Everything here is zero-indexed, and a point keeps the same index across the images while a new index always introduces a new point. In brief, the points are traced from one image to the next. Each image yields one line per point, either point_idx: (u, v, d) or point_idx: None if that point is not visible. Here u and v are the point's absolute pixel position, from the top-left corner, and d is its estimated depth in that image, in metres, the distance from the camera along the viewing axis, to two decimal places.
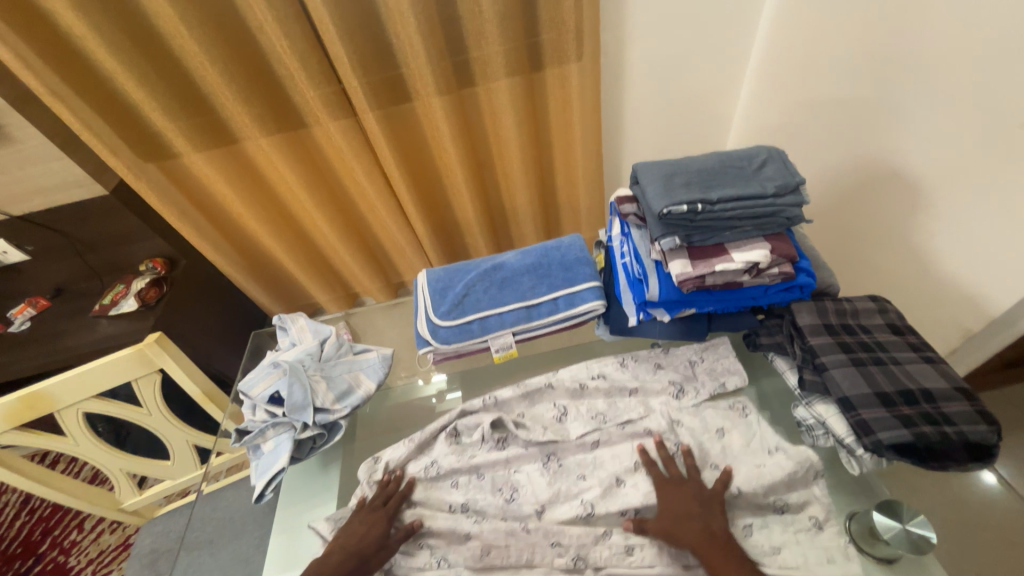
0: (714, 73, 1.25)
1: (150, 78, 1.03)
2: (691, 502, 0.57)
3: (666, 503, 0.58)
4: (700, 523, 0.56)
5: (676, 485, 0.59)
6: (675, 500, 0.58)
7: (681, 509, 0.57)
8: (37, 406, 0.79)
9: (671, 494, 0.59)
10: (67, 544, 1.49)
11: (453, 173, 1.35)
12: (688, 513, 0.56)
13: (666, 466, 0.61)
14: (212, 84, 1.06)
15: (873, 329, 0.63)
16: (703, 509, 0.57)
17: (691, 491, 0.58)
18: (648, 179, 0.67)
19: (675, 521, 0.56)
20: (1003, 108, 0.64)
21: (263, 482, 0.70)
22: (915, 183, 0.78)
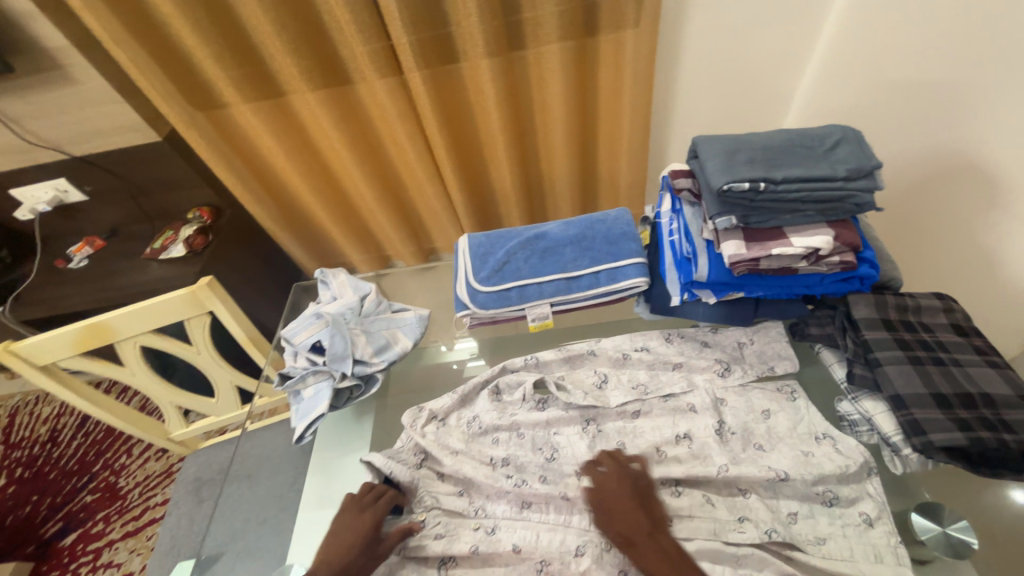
0: (779, 47, 1.18)
1: (205, 25, 1.05)
2: (637, 517, 0.57)
3: (614, 518, 0.58)
4: (649, 542, 0.55)
5: (620, 499, 0.59)
6: (622, 516, 0.58)
7: (629, 527, 0.57)
8: (99, 336, 0.84)
9: (617, 511, 0.58)
10: (117, 467, 1.61)
11: (496, 141, 1.33)
12: (636, 528, 0.56)
13: (610, 476, 0.61)
14: (264, 34, 1.07)
15: (935, 329, 0.60)
16: (651, 522, 0.57)
17: (634, 505, 0.58)
18: (708, 154, 0.64)
19: (626, 537, 0.56)
20: None
21: (303, 425, 0.74)
22: (993, 177, 0.73)
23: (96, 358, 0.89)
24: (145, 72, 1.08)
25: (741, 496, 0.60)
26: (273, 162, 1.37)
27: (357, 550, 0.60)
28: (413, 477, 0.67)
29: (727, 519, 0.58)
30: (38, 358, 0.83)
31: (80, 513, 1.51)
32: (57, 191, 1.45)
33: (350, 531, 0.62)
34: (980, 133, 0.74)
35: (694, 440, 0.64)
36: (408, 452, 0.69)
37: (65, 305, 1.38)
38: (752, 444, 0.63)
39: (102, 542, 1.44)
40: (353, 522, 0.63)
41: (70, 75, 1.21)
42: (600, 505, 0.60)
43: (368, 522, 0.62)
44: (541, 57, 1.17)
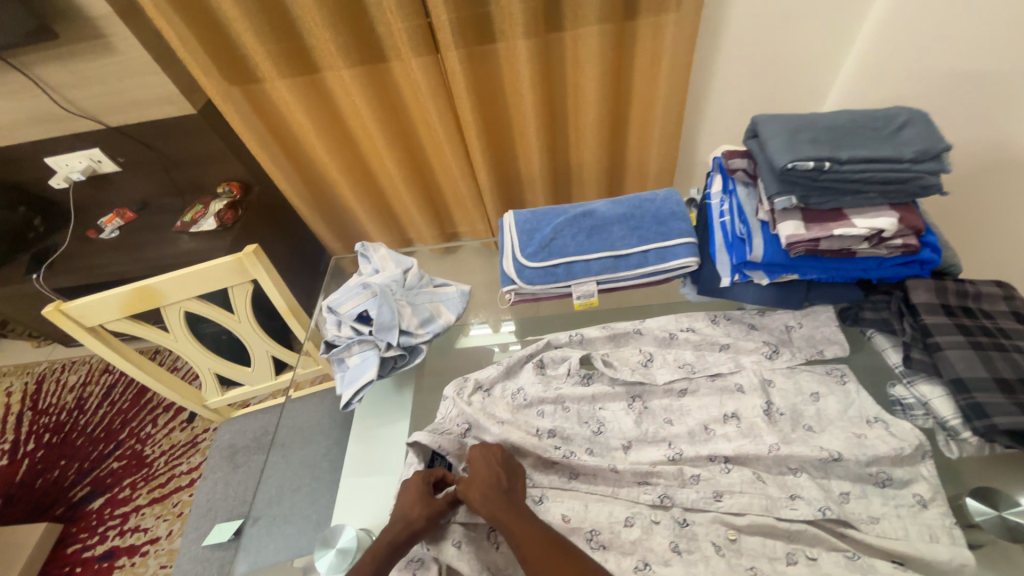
0: (821, 37, 1.15)
1: None
2: (497, 477, 0.60)
3: (472, 481, 0.60)
4: (502, 497, 0.58)
5: (484, 463, 0.62)
6: (481, 478, 0.60)
7: (485, 486, 0.59)
8: (146, 300, 0.86)
9: (477, 474, 0.61)
10: (142, 436, 1.62)
11: (526, 122, 1.29)
12: (492, 486, 0.59)
13: (479, 448, 0.64)
14: (304, 8, 1.06)
15: (996, 316, 0.59)
16: (509, 483, 0.60)
17: (497, 468, 0.61)
18: (770, 133, 0.63)
19: (482, 496, 0.59)
20: None
21: (351, 392, 0.75)
22: None
23: (140, 322, 0.91)
24: (184, 42, 1.08)
25: (791, 475, 0.60)
26: (303, 138, 1.36)
27: (415, 512, 0.59)
28: (460, 446, 0.67)
29: (779, 496, 0.58)
30: (86, 319, 0.85)
31: (107, 479, 1.53)
32: (91, 161, 1.45)
33: (407, 495, 0.61)
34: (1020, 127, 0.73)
35: (742, 420, 0.64)
36: (452, 423, 0.69)
37: (97, 274, 1.39)
38: (801, 425, 0.63)
39: (128, 507, 1.46)
40: (407, 488, 0.62)
41: (112, 45, 1.22)
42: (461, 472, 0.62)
43: (421, 488, 0.62)
44: (579, 39, 1.15)
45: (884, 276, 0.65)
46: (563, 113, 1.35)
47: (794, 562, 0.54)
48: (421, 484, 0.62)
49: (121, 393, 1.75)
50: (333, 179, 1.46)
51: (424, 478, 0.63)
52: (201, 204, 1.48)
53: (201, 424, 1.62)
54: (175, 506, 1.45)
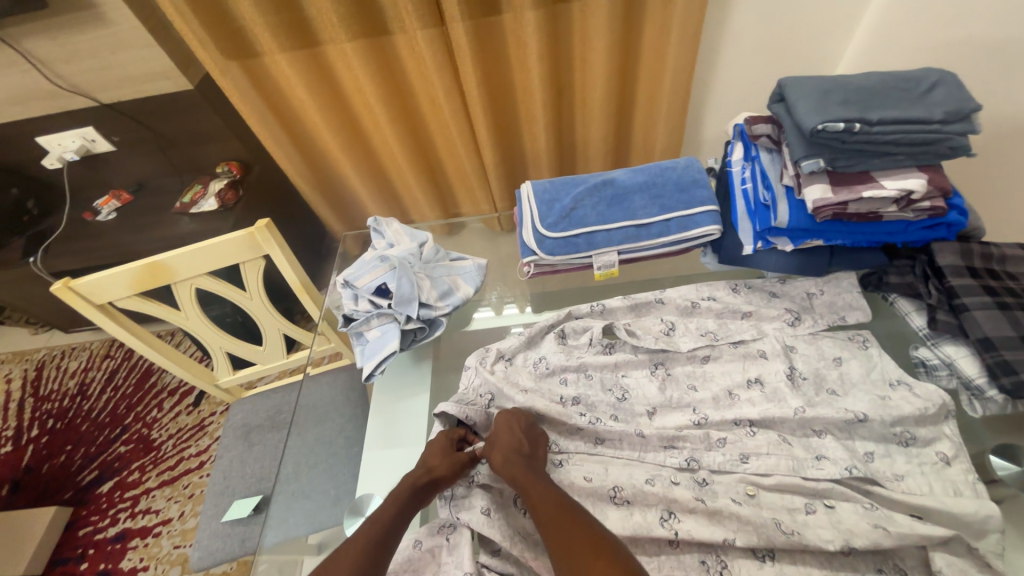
0: (835, 6, 1.10)
1: None
2: (519, 442, 0.60)
3: (496, 443, 0.61)
4: (523, 461, 0.59)
5: (508, 427, 0.62)
6: (504, 440, 0.61)
7: (508, 449, 0.60)
8: (158, 276, 0.85)
9: (501, 436, 0.61)
10: (149, 420, 1.60)
11: (533, 97, 1.21)
12: (514, 450, 0.60)
13: (507, 412, 0.64)
14: None
15: (1021, 277, 0.60)
16: (531, 449, 0.60)
17: (520, 433, 0.61)
18: (798, 95, 0.63)
19: (503, 458, 0.59)
20: None
21: (372, 365, 0.74)
22: None
23: (150, 300, 0.90)
24: (180, 11, 0.99)
25: (816, 437, 0.60)
26: (304, 114, 1.27)
27: (437, 460, 0.62)
28: (485, 417, 0.68)
29: (805, 457, 0.58)
30: (95, 297, 0.83)
31: (116, 463, 1.52)
32: (85, 140, 1.41)
33: (431, 448, 0.64)
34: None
35: (766, 385, 0.64)
36: (476, 394, 0.69)
37: (93, 257, 1.34)
38: (824, 389, 0.63)
39: (139, 490, 1.45)
40: (431, 443, 0.65)
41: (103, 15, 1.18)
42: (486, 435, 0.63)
43: (445, 442, 0.64)
44: (587, 10, 1.08)
45: (910, 241, 0.66)
46: (570, 86, 1.27)
47: (813, 510, 0.54)
48: (445, 440, 0.65)
49: (124, 379, 1.71)
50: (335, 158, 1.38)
51: (448, 436, 0.65)
52: (200, 185, 1.41)
53: (208, 407, 1.59)
54: (186, 487, 1.44)
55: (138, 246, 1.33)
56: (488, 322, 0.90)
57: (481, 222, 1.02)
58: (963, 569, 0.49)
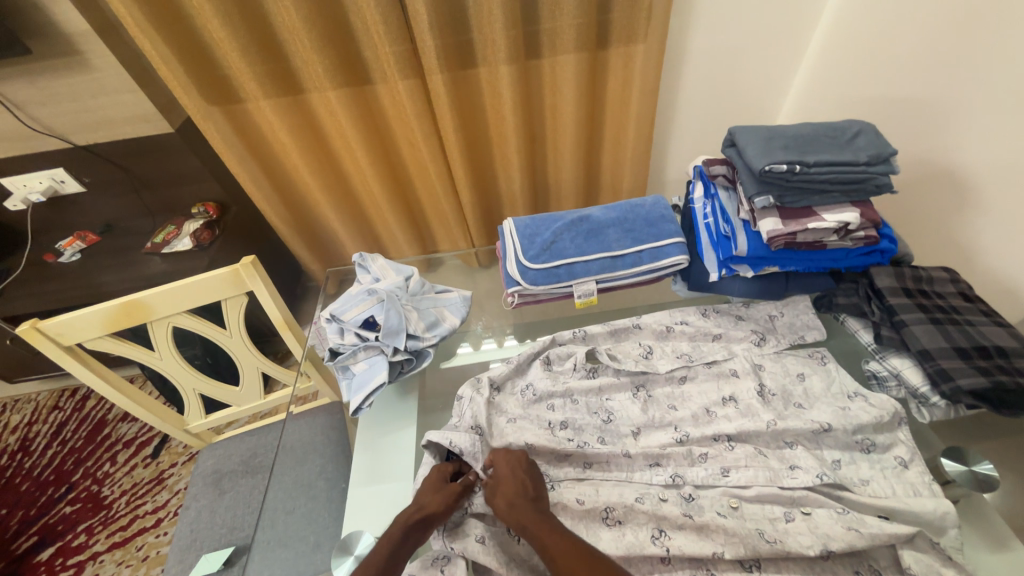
0: (772, 68, 1.26)
1: (232, 16, 0.99)
2: (523, 484, 0.60)
3: (499, 488, 0.60)
4: (530, 504, 0.58)
5: (509, 470, 0.62)
6: (507, 484, 0.60)
7: (512, 492, 0.59)
8: (134, 315, 0.83)
9: (503, 480, 0.60)
10: (99, 475, 1.47)
11: (508, 142, 1.29)
12: (519, 494, 0.59)
13: (507, 454, 0.64)
14: (290, 28, 1.02)
15: (947, 295, 0.69)
16: (535, 490, 0.60)
17: (522, 475, 0.61)
18: (748, 141, 0.72)
19: (507, 503, 0.58)
20: None
21: (360, 398, 0.74)
22: (964, 179, 0.82)
23: (123, 340, 0.87)
24: (165, 58, 1.01)
25: (788, 448, 0.64)
26: (286, 157, 1.29)
27: (428, 498, 0.61)
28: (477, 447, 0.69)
29: (780, 467, 0.62)
30: (64, 338, 0.80)
31: (58, 526, 1.38)
32: (53, 181, 1.37)
33: (423, 484, 0.63)
34: (951, 141, 0.84)
35: (740, 402, 0.69)
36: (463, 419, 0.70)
37: (52, 299, 1.28)
38: (792, 403, 0.68)
39: (84, 555, 1.31)
40: (425, 480, 0.64)
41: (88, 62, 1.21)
42: (489, 480, 0.62)
43: (437, 477, 0.64)
44: (557, 66, 1.18)
45: (852, 266, 0.74)
46: (543, 132, 1.36)
47: (791, 518, 0.57)
48: (438, 474, 0.64)
49: (74, 431, 1.58)
50: (314, 198, 1.39)
51: (440, 471, 0.65)
52: (173, 225, 1.40)
53: (169, 458, 1.49)
54: (139, 549, 1.32)
55: (103, 286, 1.28)
56: (469, 357, 0.92)
57: (458, 258, 1.06)
58: (929, 564, 0.52)
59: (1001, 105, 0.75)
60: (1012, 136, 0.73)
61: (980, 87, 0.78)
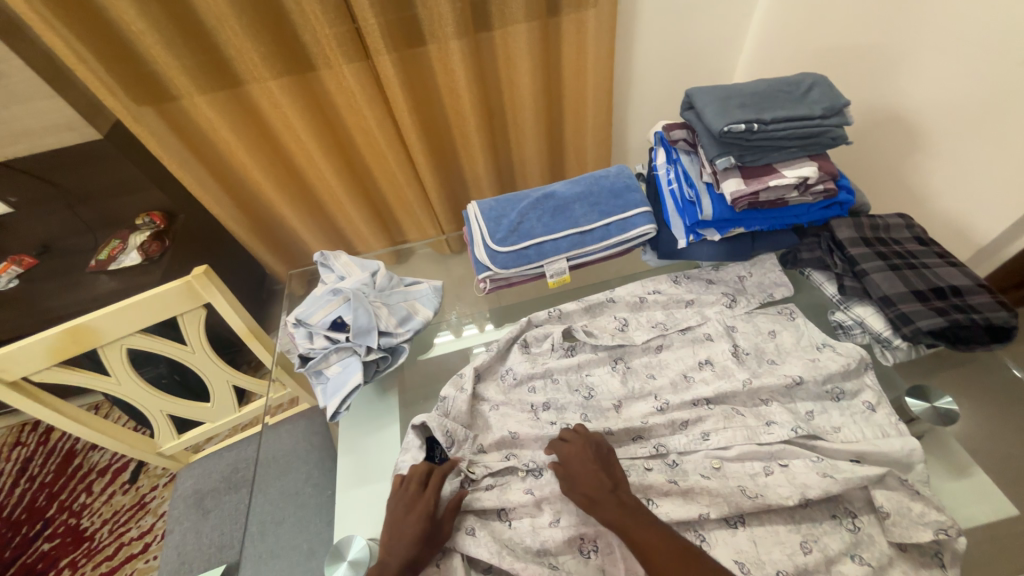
0: (722, 26, 1.25)
1: (149, 6, 0.90)
2: (600, 478, 0.57)
3: (575, 481, 0.58)
4: (612, 498, 0.56)
5: (584, 461, 0.59)
6: (585, 477, 0.58)
7: (591, 488, 0.57)
8: (81, 341, 0.78)
9: (578, 473, 0.58)
10: (76, 508, 1.41)
11: (466, 121, 1.24)
12: (599, 488, 0.56)
13: (573, 446, 0.61)
14: (217, 14, 0.93)
15: (903, 241, 0.71)
16: (612, 480, 0.57)
17: (597, 467, 0.58)
18: (705, 102, 0.71)
19: (589, 500, 0.56)
20: (1003, 44, 0.69)
21: (336, 402, 0.72)
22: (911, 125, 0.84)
23: (74, 369, 0.82)
24: (79, 56, 0.91)
25: (764, 405, 0.65)
26: (233, 158, 1.21)
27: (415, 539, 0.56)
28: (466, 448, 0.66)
29: (757, 424, 0.63)
30: (7, 373, 0.74)
31: (38, 564, 1.32)
32: None
33: (406, 517, 0.58)
34: (902, 87, 0.85)
35: (715, 364, 0.70)
36: (456, 416, 0.68)
37: None
38: (765, 360, 0.70)
39: None
40: (415, 501, 0.59)
41: None
42: (562, 471, 0.60)
43: (422, 509, 0.58)
44: (508, 38, 1.13)
45: (813, 220, 0.75)
46: (502, 110, 1.32)
47: (771, 472, 0.59)
48: (430, 490, 0.60)
49: (42, 466, 1.50)
50: (268, 197, 1.31)
51: (431, 491, 0.60)
52: (118, 239, 1.29)
53: (148, 482, 1.44)
54: None
55: (44, 314, 1.19)
56: (448, 346, 0.90)
57: (428, 246, 1.03)
58: (899, 500, 0.54)
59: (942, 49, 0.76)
60: (961, 76, 0.75)
61: (924, 30, 0.79)
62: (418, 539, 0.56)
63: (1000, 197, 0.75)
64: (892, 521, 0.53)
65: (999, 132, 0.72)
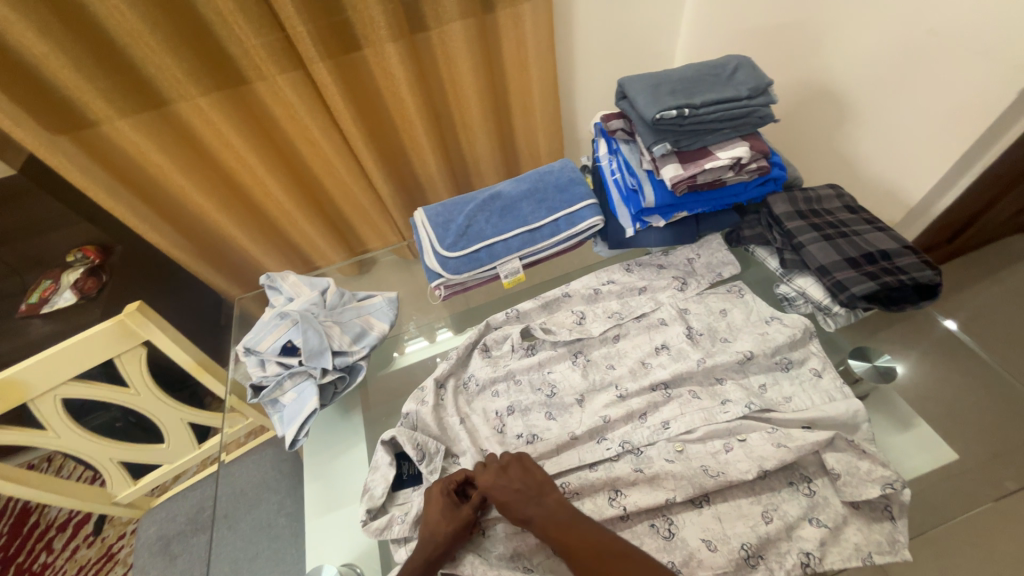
0: (656, 12, 1.27)
1: (51, 27, 0.82)
2: (520, 493, 0.57)
3: (501, 501, 0.58)
4: (540, 506, 0.56)
5: (500, 480, 0.58)
6: (506, 496, 0.57)
7: (514, 506, 0.57)
8: (9, 397, 0.73)
9: (499, 493, 0.58)
10: (36, 569, 1.27)
11: (413, 123, 1.21)
12: (523, 504, 0.56)
13: (488, 471, 0.60)
14: (129, 31, 0.87)
15: (835, 211, 0.73)
16: (534, 493, 0.57)
17: (517, 484, 0.58)
18: (637, 91, 0.71)
19: (516, 515, 0.57)
20: (915, 15, 0.72)
21: (294, 429, 0.70)
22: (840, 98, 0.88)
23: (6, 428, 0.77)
24: None
25: (719, 383, 0.67)
26: (169, 184, 1.11)
27: (442, 526, 0.57)
28: (438, 467, 0.64)
29: (713, 404, 0.64)
30: None
31: None
32: None
33: (431, 507, 0.58)
34: (828, 61, 0.88)
35: (671, 348, 0.71)
36: (428, 439, 0.65)
37: None
38: (718, 339, 0.71)
39: None
40: (431, 500, 0.59)
41: None
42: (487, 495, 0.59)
43: (442, 498, 0.59)
44: (445, 37, 1.11)
45: (751, 198, 0.77)
46: (448, 111, 1.29)
47: (730, 448, 0.61)
48: (439, 488, 0.60)
49: None
50: (215, 222, 1.22)
51: (445, 482, 0.60)
52: (50, 279, 1.21)
53: (114, 530, 1.30)
54: None
55: None
56: (422, 351, 0.88)
57: (391, 253, 1.00)
58: (848, 461, 0.57)
59: (863, 22, 0.79)
60: (880, 48, 0.79)
61: (845, 4, 0.82)
62: (433, 535, 0.56)
63: (925, 162, 0.80)
64: (843, 481, 0.56)
65: (917, 101, 0.76)
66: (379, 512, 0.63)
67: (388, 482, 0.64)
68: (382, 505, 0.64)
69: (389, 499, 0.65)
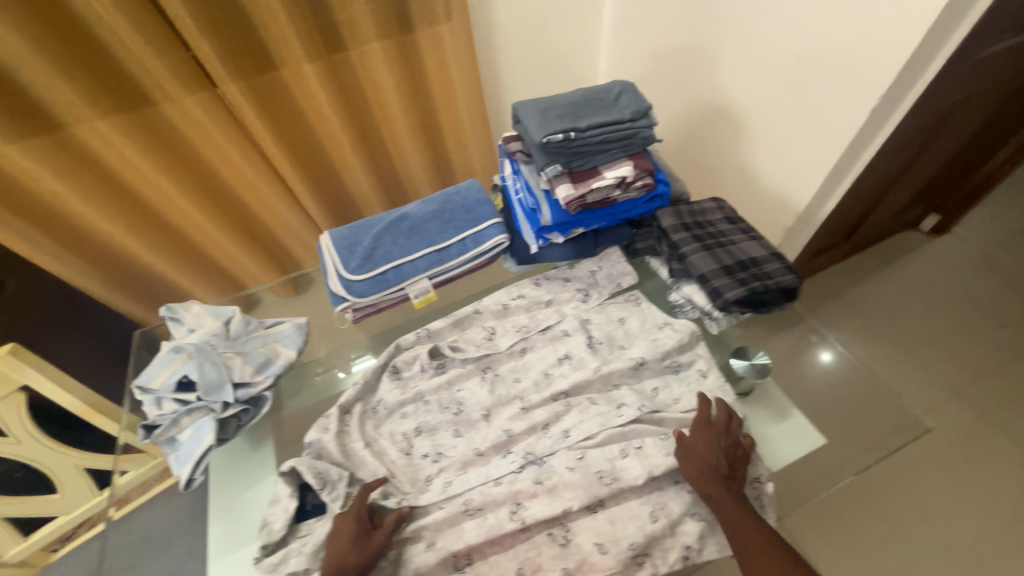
0: (575, 34, 1.33)
1: None
2: (717, 462, 0.60)
3: (692, 456, 0.61)
4: (721, 482, 0.59)
5: (706, 439, 0.62)
6: (702, 454, 0.61)
7: (703, 466, 0.60)
8: None
9: (700, 448, 0.61)
10: None
11: (339, 142, 1.19)
12: (715, 470, 0.59)
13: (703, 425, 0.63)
14: (9, 50, 0.77)
15: (716, 222, 0.80)
16: (726, 466, 0.60)
17: (717, 450, 0.61)
18: (528, 116, 0.75)
19: (699, 475, 0.59)
20: (784, 42, 0.81)
21: (189, 467, 0.67)
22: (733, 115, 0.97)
23: None
24: None
25: (615, 389, 0.71)
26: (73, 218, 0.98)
27: (351, 557, 0.57)
28: (344, 495, 0.63)
29: (609, 410, 0.68)
30: None
31: None
32: None
33: (339, 537, 0.58)
34: (721, 81, 0.96)
35: (573, 358, 0.74)
36: (331, 467, 0.64)
37: None
38: (616, 346, 0.75)
39: None
40: (339, 531, 0.59)
41: None
42: (680, 450, 0.62)
43: (352, 527, 0.59)
44: (365, 58, 1.10)
45: (643, 212, 0.83)
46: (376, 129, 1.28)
47: (626, 454, 0.64)
48: (350, 516, 0.60)
49: None
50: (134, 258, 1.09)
51: (357, 510, 0.60)
52: None
53: None
54: None
55: None
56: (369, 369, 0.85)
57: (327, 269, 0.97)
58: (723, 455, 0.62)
59: (745, 47, 0.88)
60: (759, 71, 0.87)
61: (728, 32, 0.90)
62: (339, 567, 0.56)
63: (804, 171, 0.89)
64: None
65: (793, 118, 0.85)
66: (278, 545, 0.62)
67: (289, 515, 0.62)
68: (282, 538, 0.62)
69: (290, 532, 0.63)
